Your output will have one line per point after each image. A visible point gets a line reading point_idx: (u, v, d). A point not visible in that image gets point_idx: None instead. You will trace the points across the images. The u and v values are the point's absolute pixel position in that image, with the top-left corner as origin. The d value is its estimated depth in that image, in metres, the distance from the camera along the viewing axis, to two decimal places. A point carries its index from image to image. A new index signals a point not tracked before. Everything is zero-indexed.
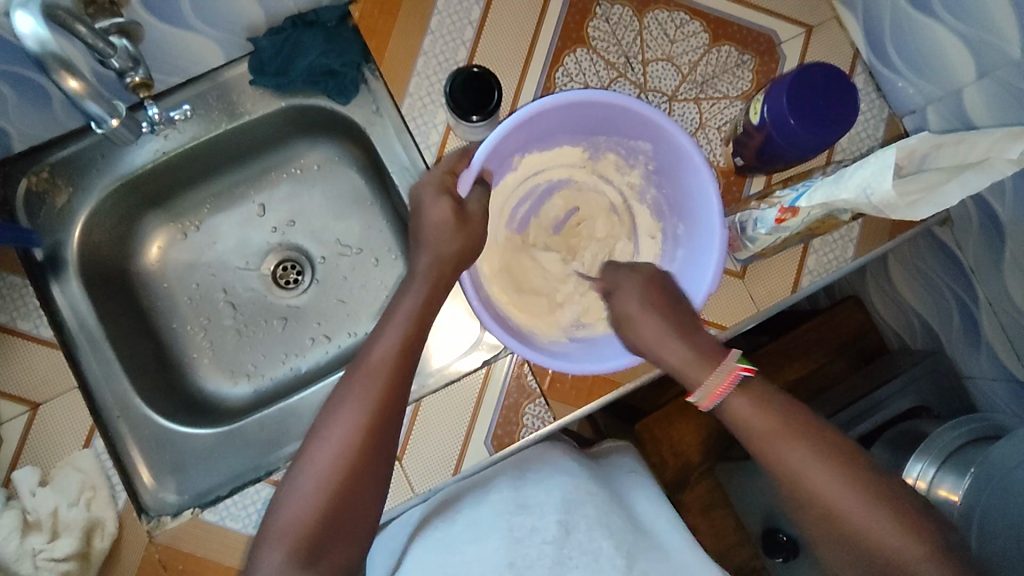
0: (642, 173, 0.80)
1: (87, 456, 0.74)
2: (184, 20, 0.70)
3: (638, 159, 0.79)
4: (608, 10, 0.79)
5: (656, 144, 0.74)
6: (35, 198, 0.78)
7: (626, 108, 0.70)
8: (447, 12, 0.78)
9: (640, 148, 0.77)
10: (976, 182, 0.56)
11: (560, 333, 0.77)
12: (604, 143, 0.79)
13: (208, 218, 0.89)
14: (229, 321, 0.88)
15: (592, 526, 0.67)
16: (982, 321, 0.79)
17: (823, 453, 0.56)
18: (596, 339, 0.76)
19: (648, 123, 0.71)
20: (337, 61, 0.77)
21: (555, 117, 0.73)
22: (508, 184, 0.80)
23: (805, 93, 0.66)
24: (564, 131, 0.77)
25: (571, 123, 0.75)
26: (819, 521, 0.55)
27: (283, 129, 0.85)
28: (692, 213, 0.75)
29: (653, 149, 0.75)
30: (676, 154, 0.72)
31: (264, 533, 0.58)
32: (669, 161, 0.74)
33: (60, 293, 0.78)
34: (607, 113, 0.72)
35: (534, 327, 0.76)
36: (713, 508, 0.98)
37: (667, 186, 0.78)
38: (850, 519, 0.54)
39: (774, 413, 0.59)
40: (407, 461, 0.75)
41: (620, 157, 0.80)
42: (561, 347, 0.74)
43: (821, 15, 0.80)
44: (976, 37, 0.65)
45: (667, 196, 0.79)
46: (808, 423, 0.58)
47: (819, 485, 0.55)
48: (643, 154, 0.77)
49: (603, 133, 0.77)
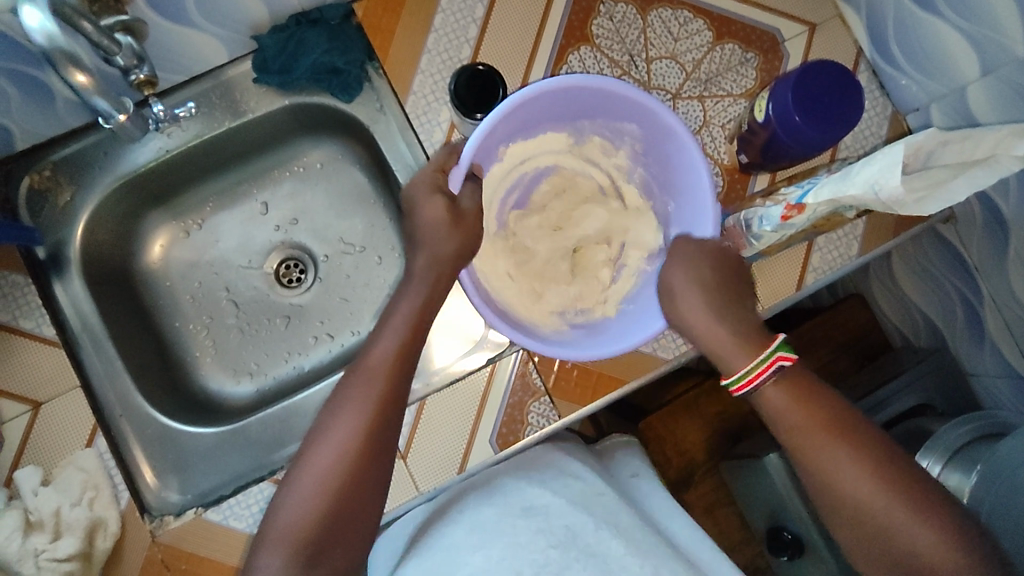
0: (629, 154, 0.80)
1: (90, 456, 0.73)
2: (188, 18, 0.70)
3: (624, 141, 0.78)
4: (612, 9, 0.79)
5: (645, 126, 0.74)
6: (37, 196, 0.78)
7: (616, 90, 0.70)
8: (451, 10, 0.78)
9: (627, 129, 0.76)
10: (983, 179, 0.56)
11: (561, 321, 0.77)
12: (589, 127, 0.78)
13: (210, 216, 0.89)
14: (232, 321, 0.88)
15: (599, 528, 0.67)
16: (986, 319, 0.79)
17: (861, 453, 0.57)
18: (600, 326, 0.76)
19: (639, 106, 0.71)
20: (341, 59, 0.77)
21: (543, 103, 0.72)
22: (499, 172, 0.79)
23: (809, 90, 0.66)
24: (548, 117, 0.76)
25: (556, 108, 0.75)
26: (853, 522, 0.57)
27: (287, 127, 0.85)
28: (685, 194, 0.75)
29: (641, 131, 0.75)
30: (667, 135, 0.72)
31: (268, 534, 0.58)
32: (658, 143, 0.74)
33: (62, 292, 0.78)
34: (596, 95, 0.72)
35: (534, 318, 0.75)
36: (718, 507, 0.98)
37: (655, 165, 0.78)
38: (887, 522, 0.55)
39: (810, 411, 0.59)
40: (411, 460, 0.75)
41: (606, 140, 0.79)
42: (565, 335, 0.74)
43: (824, 14, 0.81)
44: (980, 34, 0.65)
45: (656, 175, 0.79)
46: (847, 423, 0.59)
47: (854, 487, 0.56)
48: (630, 135, 0.77)
49: (587, 115, 0.76)
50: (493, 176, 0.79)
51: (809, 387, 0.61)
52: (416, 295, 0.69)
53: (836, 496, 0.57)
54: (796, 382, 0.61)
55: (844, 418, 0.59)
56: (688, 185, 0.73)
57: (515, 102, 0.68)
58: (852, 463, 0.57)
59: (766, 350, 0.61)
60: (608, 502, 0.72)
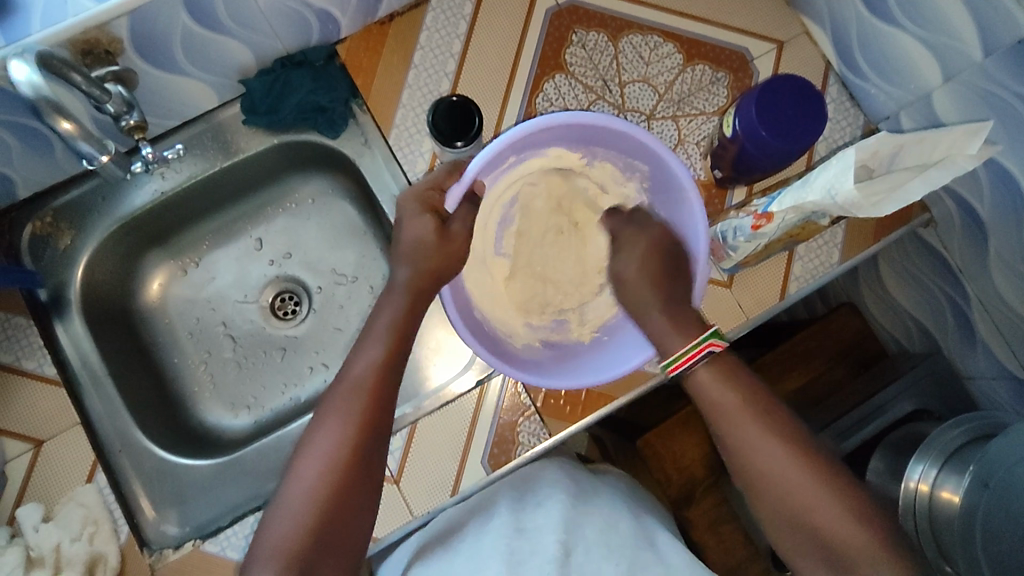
0: (639, 189, 0.79)
1: (90, 491, 0.75)
2: (178, 66, 0.73)
3: (636, 174, 0.78)
4: (584, 37, 0.82)
5: (655, 169, 0.74)
6: (40, 241, 0.81)
7: (629, 131, 0.71)
8: (429, 46, 0.81)
9: (638, 165, 0.76)
10: (939, 178, 0.58)
11: (533, 337, 0.79)
12: (602, 154, 0.78)
13: (207, 253, 0.92)
14: (229, 354, 0.90)
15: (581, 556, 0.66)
16: (975, 322, 0.79)
17: (776, 428, 0.62)
18: (571, 348, 0.78)
19: (654, 151, 0.71)
20: (326, 97, 0.80)
21: (557, 131, 0.73)
22: (497, 191, 0.79)
23: (771, 105, 0.68)
24: (565, 140, 0.76)
25: (571, 134, 0.75)
26: (771, 499, 0.61)
27: (277, 164, 0.88)
28: (680, 235, 0.75)
29: (654, 172, 0.75)
30: (671, 177, 0.72)
31: (252, 556, 0.58)
32: (668, 186, 0.74)
33: (63, 332, 0.80)
34: (609, 131, 0.72)
35: (508, 332, 0.78)
36: (720, 524, 0.97)
37: (660, 204, 0.78)
38: (798, 507, 0.59)
39: (733, 390, 0.65)
40: (403, 484, 0.77)
41: (617, 170, 0.79)
42: (535, 354, 0.76)
43: (791, 30, 0.83)
44: (937, 42, 0.67)
45: (662, 217, 0.78)
46: (767, 408, 0.64)
47: (770, 464, 0.61)
48: (640, 170, 0.77)
49: (604, 145, 0.76)
50: (490, 197, 0.79)
51: (731, 370, 0.66)
52: (390, 307, 0.69)
53: (752, 473, 0.62)
54: (728, 368, 0.66)
55: (761, 400, 0.64)
56: (686, 235, 0.74)
57: (519, 133, 0.70)
58: (771, 443, 0.62)
59: (697, 338, 0.67)
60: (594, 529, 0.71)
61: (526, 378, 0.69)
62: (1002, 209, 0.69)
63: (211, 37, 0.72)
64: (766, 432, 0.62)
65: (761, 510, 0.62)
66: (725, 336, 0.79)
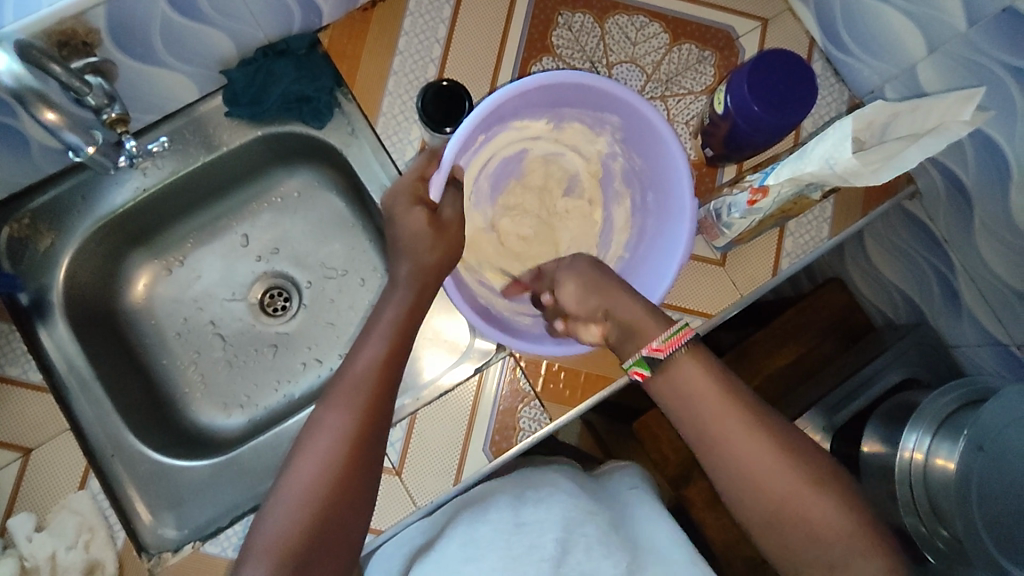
0: (611, 142, 0.79)
1: (83, 498, 0.73)
2: (157, 57, 0.71)
3: (605, 129, 0.78)
4: (570, 19, 0.81)
5: (628, 120, 0.74)
6: (18, 244, 0.78)
7: (596, 85, 0.71)
8: (414, 32, 0.80)
9: (608, 119, 0.76)
10: (935, 146, 0.58)
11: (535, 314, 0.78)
12: (570, 114, 0.77)
13: (191, 251, 0.90)
14: (219, 354, 0.88)
15: (588, 542, 0.66)
16: (961, 290, 0.80)
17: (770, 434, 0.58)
18: None
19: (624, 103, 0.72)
20: (310, 86, 0.79)
21: (520, 99, 0.72)
22: (473, 171, 0.79)
23: (764, 80, 0.68)
24: (530, 107, 0.75)
25: (535, 99, 0.74)
26: (753, 499, 0.57)
27: (261, 156, 0.86)
28: (662, 187, 0.76)
29: (623, 124, 0.75)
30: (646, 127, 0.73)
31: (247, 552, 0.57)
32: (642, 138, 0.75)
33: (47, 337, 0.78)
34: (571, 90, 0.73)
35: (511, 312, 0.77)
36: (719, 502, 1.01)
37: (637, 156, 0.78)
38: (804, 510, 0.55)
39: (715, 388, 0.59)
40: (406, 475, 0.76)
41: (586, 127, 0.79)
42: (540, 329, 0.76)
43: (775, 8, 0.83)
44: (922, 14, 0.68)
45: (638, 168, 0.79)
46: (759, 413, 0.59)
47: (760, 465, 0.57)
48: (611, 124, 0.77)
49: (571, 105, 0.76)
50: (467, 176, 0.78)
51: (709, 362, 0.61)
52: (393, 305, 0.68)
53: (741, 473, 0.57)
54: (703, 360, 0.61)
55: (755, 402, 0.59)
56: (668, 186, 0.75)
57: (492, 106, 0.69)
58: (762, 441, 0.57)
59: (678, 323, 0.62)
60: (602, 516, 0.71)
61: (539, 352, 0.69)
62: (986, 178, 0.70)
63: (192, 28, 0.71)
64: (763, 436, 0.57)
65: (746, 519, 0.58)
66: (720, 314, 0.79)
